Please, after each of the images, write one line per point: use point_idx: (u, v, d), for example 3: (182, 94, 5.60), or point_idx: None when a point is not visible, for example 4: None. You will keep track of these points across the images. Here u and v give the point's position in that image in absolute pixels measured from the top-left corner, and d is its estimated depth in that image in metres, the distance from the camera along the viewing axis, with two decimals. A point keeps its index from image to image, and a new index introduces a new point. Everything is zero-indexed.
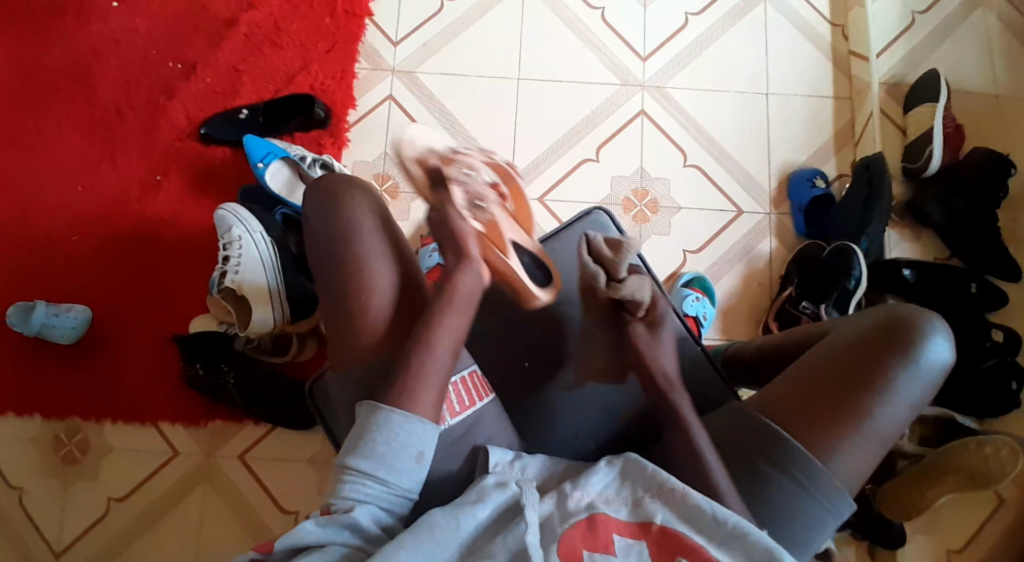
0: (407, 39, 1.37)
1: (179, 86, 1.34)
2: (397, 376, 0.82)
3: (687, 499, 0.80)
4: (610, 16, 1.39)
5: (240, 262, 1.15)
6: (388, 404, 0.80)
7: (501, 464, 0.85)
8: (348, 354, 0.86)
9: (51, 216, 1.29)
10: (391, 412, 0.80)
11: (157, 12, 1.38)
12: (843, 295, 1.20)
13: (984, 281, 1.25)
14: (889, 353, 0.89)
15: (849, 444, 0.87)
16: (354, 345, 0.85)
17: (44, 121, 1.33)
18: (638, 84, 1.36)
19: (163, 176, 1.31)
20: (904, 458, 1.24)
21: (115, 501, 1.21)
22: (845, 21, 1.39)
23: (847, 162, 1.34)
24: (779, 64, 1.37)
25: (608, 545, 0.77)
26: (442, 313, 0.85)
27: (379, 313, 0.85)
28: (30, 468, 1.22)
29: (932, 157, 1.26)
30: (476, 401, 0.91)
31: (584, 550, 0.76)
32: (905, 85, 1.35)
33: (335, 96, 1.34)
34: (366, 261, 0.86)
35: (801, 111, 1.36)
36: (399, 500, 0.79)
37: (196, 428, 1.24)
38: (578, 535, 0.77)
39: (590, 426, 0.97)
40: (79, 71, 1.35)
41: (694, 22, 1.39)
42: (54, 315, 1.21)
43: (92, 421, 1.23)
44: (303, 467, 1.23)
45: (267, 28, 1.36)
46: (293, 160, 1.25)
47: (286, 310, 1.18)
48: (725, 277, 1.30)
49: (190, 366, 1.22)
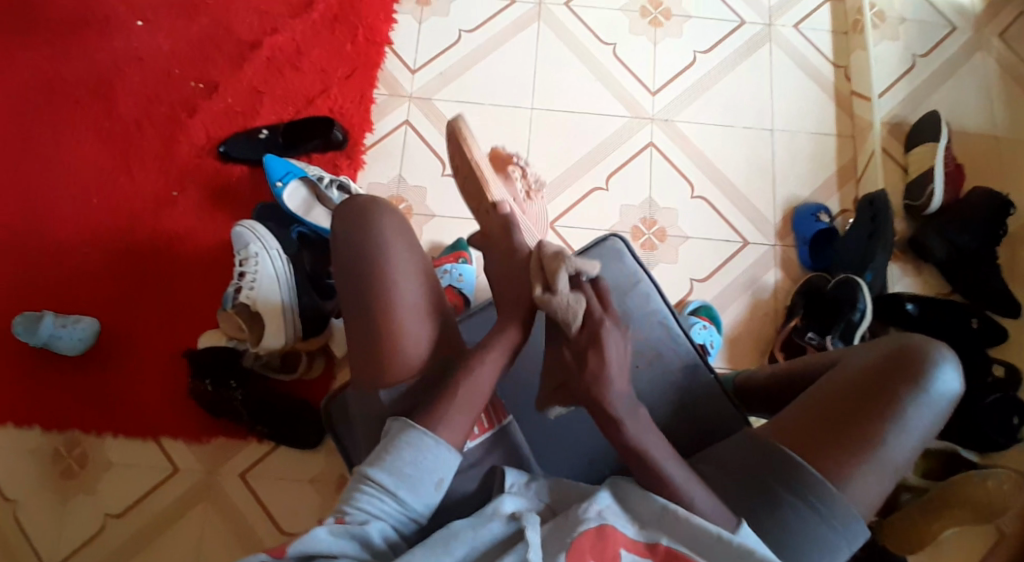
0: (425, 67, 1.41)
1: (200, 105, 1.37)
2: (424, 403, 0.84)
3: (691, 521, 0.79)
4: (621, 52, 1.43)
5: (255, 278, 1.17)
6: (420, 426, 0.83)
7: (515, 485, 0.85)
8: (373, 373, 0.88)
9: (65, 228, 1.30)
10: (423, 434, 0.82)
11: (181, 32, 1.41)
12: (848, 326, 1.21)
13: (985, 316, 1.28)
14: (902, 383, 0.90)
15: (863, 472, 0.88)
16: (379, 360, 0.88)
17: (63, 135, 1.34)
18: (646, 117, 1.39)
19: (178, 192, 1.32)
20: (908, 491, 1.24)
21: (112, 517, 1.19)
22: (847, 63, 1.45)
23: (850, 198, 1.37)
24: (784, 102, 1.41)
25: (616, 558, 0.77)
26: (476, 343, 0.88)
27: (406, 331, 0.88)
28: (29, 480, 1.20)
29: (933, 195, 1.29)
30: (496, 424, 0.93)
31: (592, 558, 0.76)
32: (906, 126, 1.40)
33: (354, 118, 1.36)
34: (392, 277, 0.88)
35: (805, 147, 1.39)
36: (409, 522, 0.80)
37: (198, 444, 1.23)
38: (587, 545, 0.77)
39: (597, 448, 1.00)
40: (100, 86, 1.37)
41: (702, 60, 1.43)
42: (62, 327, 1.21)
43: (94, 434, 1.22)
44: (306, 487, 1.22)
45: (288, 51, 1.40)
46: (311, 180, 1.27)
47: (300, 328, 1.19)
48: (731, 306, 1.32)
49: (199, 383, 1.20)
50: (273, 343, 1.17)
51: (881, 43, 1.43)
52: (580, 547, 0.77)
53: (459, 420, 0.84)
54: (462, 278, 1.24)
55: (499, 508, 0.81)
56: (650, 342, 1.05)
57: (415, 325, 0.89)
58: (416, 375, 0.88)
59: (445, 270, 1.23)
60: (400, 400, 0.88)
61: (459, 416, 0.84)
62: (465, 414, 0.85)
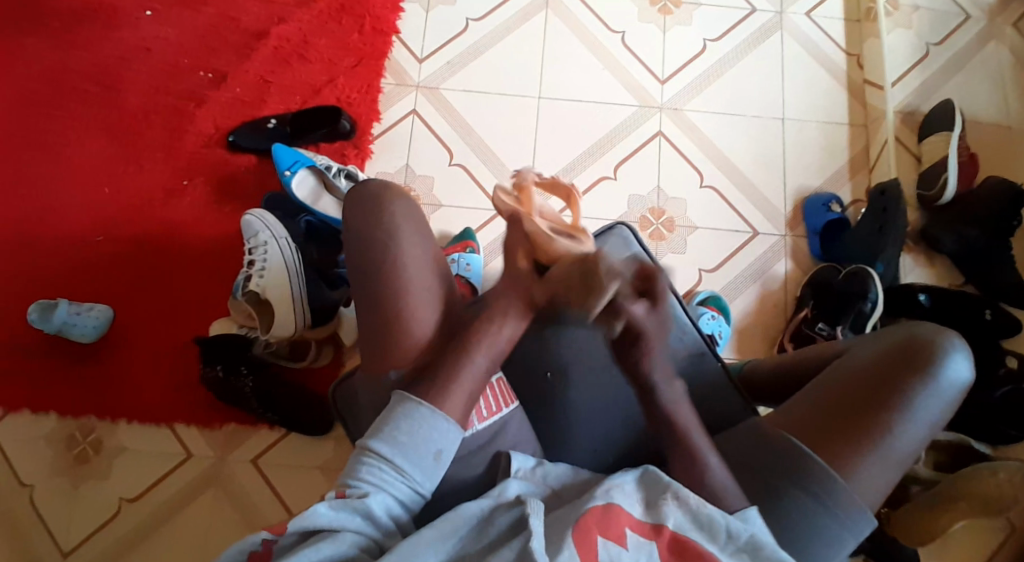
0: (432, 56, 1.41)
1: (209, 95, 1.37)
2: (434, 388, 0.84)
3: (702, 509, 0.80)
4: (629, 40, 1.42)
5: (265, 266, 1.17)
6: (417, 397, 0.83)
7: (522, 470, 0.86)
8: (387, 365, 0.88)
9: (78, 217, 1.31)
10: (419, 405, 0.83)
11: (190, 22, 1.42)
12: (859, 318, 1.21)
13: (998, 308, 1.26)
14: (909, 373, 0.89)
15: (870, 461, 0.87)
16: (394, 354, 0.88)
17: (75, 125, 1.36)
18: (655, 106, 1.39)
19: (189, 182, 1.33)
20: (917, 484, 1.23)
21: (126, 501, 1.20)
22: (859, 51, 1.43)
23: (861, 189, 1.35)
24: (795, 91, 1.40)
25: (620, 537, 0.77)
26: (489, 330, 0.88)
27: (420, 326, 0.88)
28: (43, 465, 1.22)
29: (947, 184, 1.27)
30: (503, 408, 0.92)
31: (597, 535, 0.76)
32: (920, 114, 1.38)
33: (361, 108, 1.37)
34: (402, 265, 0.88)
35: (816, 137, 1.38)
36: (413, 494, 0.81)
37: (210, 431, 1.24)
38: (592, 520, 0.77)
39: (607, 438, 0.98)
40: (111, 76, 1.38)
41: (711, 49, 1.42)
42: (76, 314, 1.22)
43: (106, 421, 1.24)
44: (315, 473, 1.23)
45: (297, 41, 1.40)
46: (319, 169, 1.27)
47: (308, 317, 1.20)
48: (741, 297, 1.31)
49: (209, 368, 1.21)
50: (282, 330, 1.18)
51: (893, 32, 1.41)
52: (586, 522, 0.77)
53: (455, 407, 0.84)
54: (469, 267, 1.24)
55: (506, 492, 0.82)
56: None
57: (424, 315, 0.88)
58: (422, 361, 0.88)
59: (452, 260, 1.24)
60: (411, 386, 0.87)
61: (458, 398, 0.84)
62: (463, 398, 0.85)
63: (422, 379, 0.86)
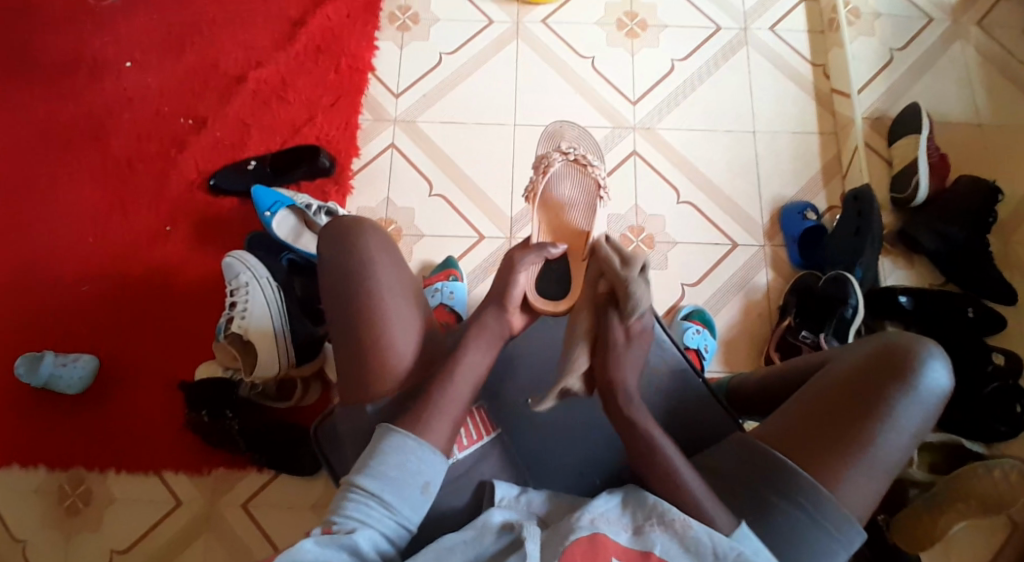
0: (408, 90, 1.43)
1: (190, 140, 1.39)
2: (414, 410, 0.86)
3: (688, 529, 0.79)
4: (599, 64, 1.45)
5: (246, 308, 1.18)
6: (404, 429, 0.84)
7: (506, 499, 0.86)
8: (362, 395, 0.89)
9: (62, 268, 1.32)
10: (406, 436, 0.83)
11: (169, 71, 1.44)
12: (842, 323, 1.20)
13: (980, 305, 1.26)
14: (890, 382, 0.87)
15: (854, 472, 0.85)
16: (368, 382, 0.89)
17: (57, 176, 1.37)
18: (629, 126, 1.41)
19: (171, 226, 1.34)
20: (915, 487, 1.22)
21: (118, 552, 1.19)
22: (826, 61, 1.46)
23: (837, 194, 1.37)
24: (766, 103, 1.42)
25: None
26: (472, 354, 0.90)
27: (400, 357, 0.89)
28: (34, 520, 1.21)
29: (919, 186, 1.29)
30: (483, 436, 0.93)
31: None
32: (888, 119, 1.40)
33: (340, 145, 1.39)
34: (380, 296, 0.89)
35: (789, 146, 1.40)
36: (399, 529, 0.81)
37: (199, 476, 1.23)
38: (577, 551, 0.77)
39: (591, 460, 0.97)
40: (92, 127, 1.41)
41: (680, 67, 1.45)
42: (62, 365, 1.23)
43: (95, 471, 1.23)
44: (306, 513, 1.22)
45: (274, 83, 1.43)
46: (299, 208, 1.29)
47: (293, 354, 1.20)
48: (724, 309, 1.32)
49: (195, 413, 1.21)
50: (266, 369, 1.18)
51: (858, 40, 1.45)
52: (572, 554, 0.76)
53: (442, 429, 0.85)
54: (453, 295, 1.24)
55: (490, 519, 0.81)
56: None
57: (406, 345, 0.90)
58: (404, 388, 0.89)
59: (436, 289, 1.24)
60: (390, 410, 0.88)
61: (439, 422, 0.85)
62: (446, 422, 0.85)
63: (409, 408, 0.87)
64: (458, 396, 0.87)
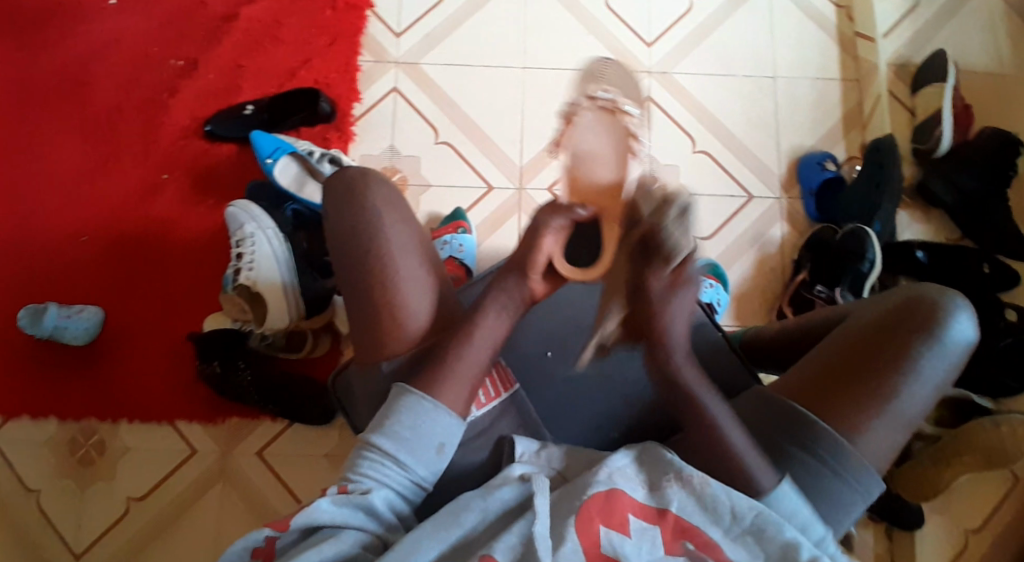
0: (410, 30, 1.37)
1: (184, 84, 1.34)
2: (432, 372, 0.83)
3: (706, 488, 0.77)
4: (613, 3, 1.38)
5: (254, 259, 1.16)
6: (418, 390, 0.82)
7: (526, 454, 0.85)
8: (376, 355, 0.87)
9: (59, 218, 1.29)
10: (421, 398, 0.82)
11: (158, 9, 1.37)
12: (857, 278, 1.18)
13: (996, 261, 1.25)
14: (914, 334, 0.85)
15: (876, 423, 0.84)
16: (382, 346, 0.87)
17: (49, 121, 1.32)
18: (643, 71, 1.35)
19: (170, 175, 1.30)
20: (920, 440, 1.23)
21: (134, 500, 1.20)
22: (848, 2, 1.40)
23: (856, 146, 1.33)
24: (783, 49, 1.37)
25: (623, 525, 0.76)
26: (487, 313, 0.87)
27: (412, 317, 0.87)
28: (47, 472, 1.21)
29: (942, 137, 1.25)
30: (501, 393, 0.92)
31: (601, 525, 0.75)
32: (912, 67, 1.35)
33: (340, 89, 1.33)
34: (391, 253, 0.86)
35: (807, 94, 1.35)
36: (413, 487, 0.81)
37: (213, 426, 1.23)
38: (595, 507, 0.76)
39: (608, 413, 0.97)
40: (82, 69, 1.35)
41: (698, 7, 1.38)
42: (66, 317, 1.21)
43: (107, 423, 1.23)
44: (320, 463, 1.22)
45: (269, 23, 1.36)
46: (301, 155, 1.24)
47: (301, 307, 1.19)
48: (737, 263, 1.30)
49: (206, 365, 1.21)
50: (276, 323, 1.17)
51: None
52: (588, 510, 0.76)
53: (460, 393, 0.83)
54: (461, 248, 1.22)
55: (509, 474, 0.81)
56: None
57: (417, 303, 0.87)
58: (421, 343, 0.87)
59: (445, 241, 1.22)
60: (407, 369, 0.86)
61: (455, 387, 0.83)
62: (464, 386, 0.84)
63: (423, 369, 0.85)
64: (474, 359, 0.84)
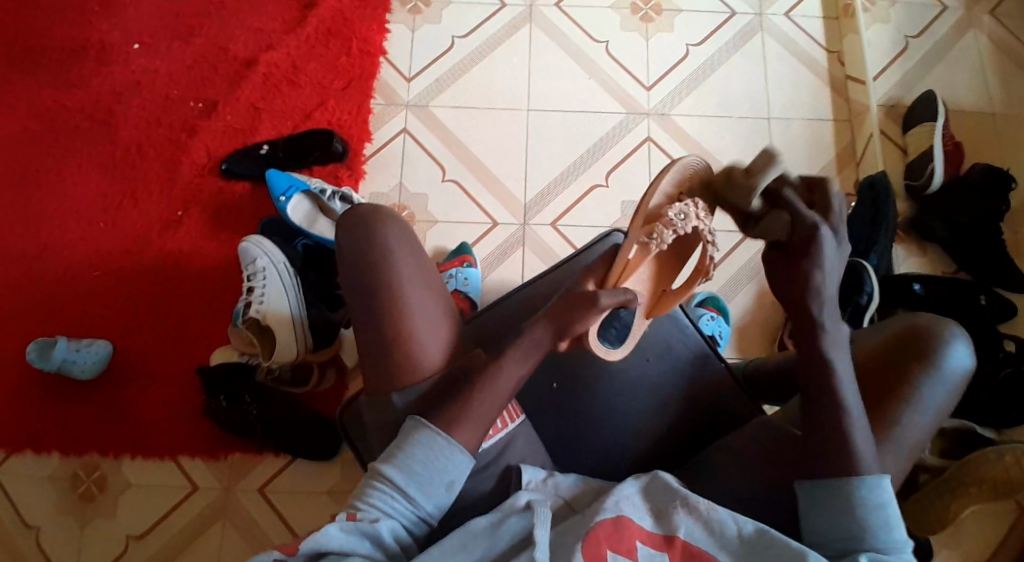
0: (420, 75, 1.42)
1: (201, 125, 1.38)
2: (446, 405, 0.84)
3: (711, 514, 0.78)
4: (614, 49, 1.44)
5: (264, 292, 1.18)
6: (433, 426, 0.82)
7: (533, 481, 0.86)
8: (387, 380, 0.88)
9: (73, 253, 1.31)
10: (435, 434, 0.82)
11: (178, 54, 1.43)
12: (857, 310, 1.20)
13: (993, 293, 1.27)
14: (911, 364, 0.86)
15: (880, 451, 0.84)
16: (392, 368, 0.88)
17: (68, 160, 1.36)
18: (643, 112, 1.40)
19: (183, 212, 1.33)
20: (926, 472, 1.22)
21: (134, 538, 1.19)
22: (840, 47, 1.45)
23: (851, 182, 1.37)
24: (779, 91, 1.42)
25: (631, 550, 0.76)
26: (506, 356, 0.86)
27: (425, 353, 0.88)
28: (48, 508, 1.20)
29: (934, 175, 1.30)
30: (509, 424, 0.91)
31: (608, 550, 0.75)
32: (903, 106, 1.41)
33: (352, 130, 1.37)
34: (405, 288, 0.87)
35: (803, 134, 1.40)
36: (419, 522, 0.80)
37: (216, 462, 1.23)
38: (604, 536, 0.75)
39: (614, 443, 0.98)
40: (102, 110, 1.39)
41: (695, 53, 1.44)
42: (75, 351, 1.21)
43: (111, 457, 1.23)
44: (323, 499, 1.22)
45: (285, 67, 1.41)
46: (313, 193, 1.28)
47: (311, 338, 1.20)
48: (739, 295, 1.33)
49: (213, 400, 1.21)
50: (286, 353, 1.18)
51: (873, 27, 1.44)
52: (596, 535, 0.75)
53: (473, 427, 0.83)
54: (467, 282, 1.24)
55: (515, 502, 0.80)
56: (659, 338, 1.02)
57: (431, 338, 0.89)
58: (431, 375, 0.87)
59: (451, 275, 1.24)
60: (416, 404, 0.87)
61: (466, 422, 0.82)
62: (477, 424, 0.83)
63: (437, 403, 0.85)
64: (491, 396, 0.84)
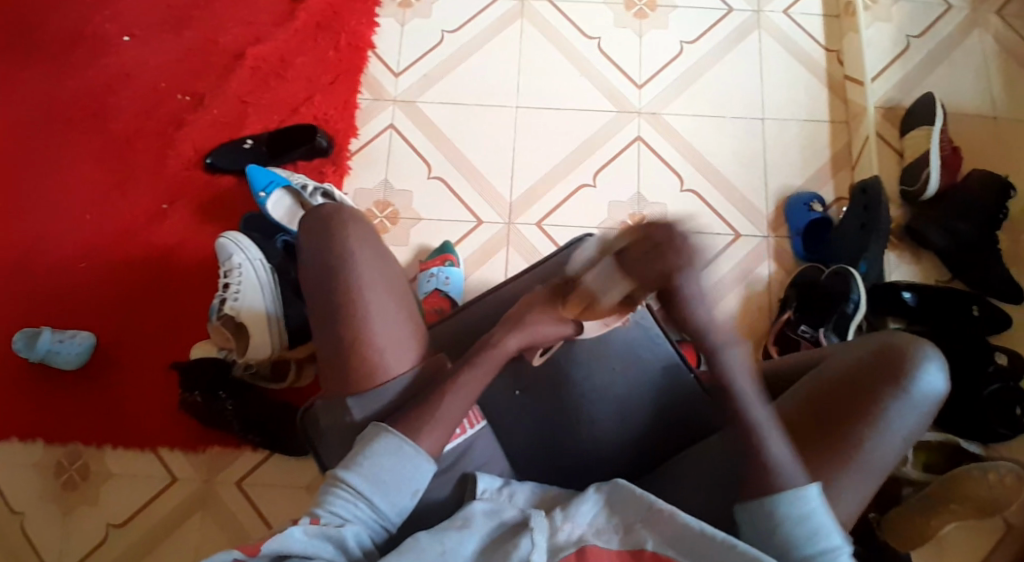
0: (407, 70, 1.41)
1: (188, 118, 1.38)
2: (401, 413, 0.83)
3: (675, 519, 0.75)
4: (605, 45, 1.42)
5: (240, 288, 1.18)
6: (399, 433, 0.80)
7: (488, 490, 0.83)
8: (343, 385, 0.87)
9: (61, 244, 1.32)
10: (402, 442, 0.80)
11: (169, 46, 1.43)
12: (842, 319, 1.17)
13: (985, 303, 1.23)
14: (884, 384, 0.82)
15: (845, 472, 0.80)
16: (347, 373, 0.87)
17: (58, 151, 1.37)
18: (634, 111, 1.38)
19: (169, 205, 1.34)
20: (910, 485, 1.17)
21: (113, 527, 1.20)
22: (839, 47, 1.42)
23: (844, 186, 1.33)
24: (773, 91, 1.39)
25: None
26: (471, 363, 0.85)
27: (381, 355, 0.86)
28: (31, 494, 1.22)
29: (929, 180, 1.26)
30: (468, 429, 0.91)
31: None
32: (901, 109, 1.37)
33: (338, 125, 1.37)
34: (363, 289, 0.86)
35: (797, 136, 1.36)
36: (382, 530, 0.78)
37: (194, 454, 1.24)
38: None
39: (579, 455, 0.96)
40: (93, 101, 1.40)
41: (689, 51, 1.41)
42: (60, 341, 1.23)
43: (92, 447, 1.24)
44: (299, 492, 1.22)
45: (273, 61, 1.41)
46: (294, 189, 1.27)
47: (285, 337, 1.20)
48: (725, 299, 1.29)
49: (189, 394, 1.21)
50: (260, 352, 1.18)
51: (872, 26, 1.41)
52: None
53: (433, 434, 0.81)
54: (449, 281, 1.22)
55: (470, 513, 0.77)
56: (627, 342, 1.00)
57: (390, 341, 0.87)
58: (398, 376, 0.86)
59: (432, 274, 1.23)
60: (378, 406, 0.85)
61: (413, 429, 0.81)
62: (439, 431, 0.82)
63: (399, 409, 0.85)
64: (452, 403, 0.83)
